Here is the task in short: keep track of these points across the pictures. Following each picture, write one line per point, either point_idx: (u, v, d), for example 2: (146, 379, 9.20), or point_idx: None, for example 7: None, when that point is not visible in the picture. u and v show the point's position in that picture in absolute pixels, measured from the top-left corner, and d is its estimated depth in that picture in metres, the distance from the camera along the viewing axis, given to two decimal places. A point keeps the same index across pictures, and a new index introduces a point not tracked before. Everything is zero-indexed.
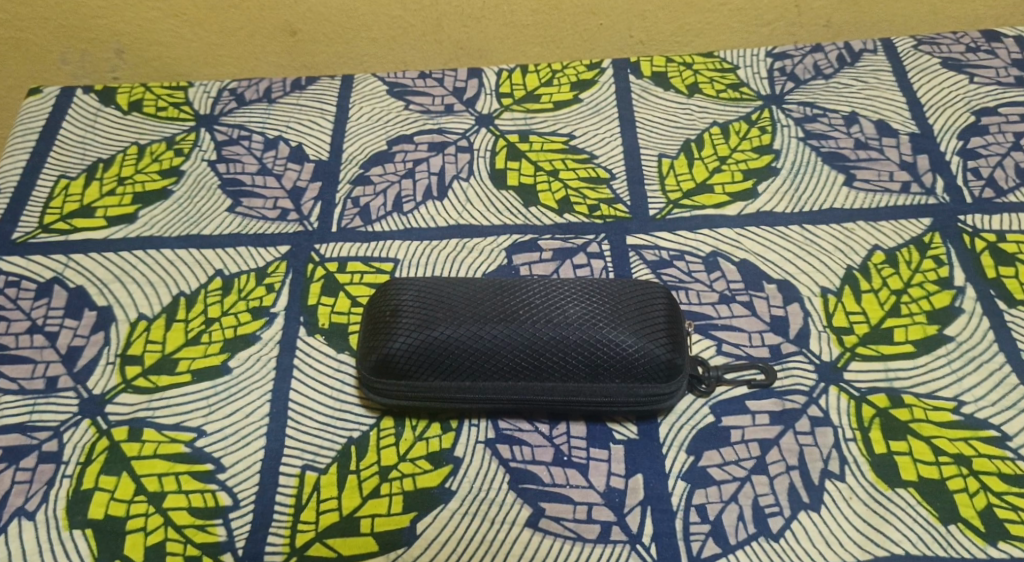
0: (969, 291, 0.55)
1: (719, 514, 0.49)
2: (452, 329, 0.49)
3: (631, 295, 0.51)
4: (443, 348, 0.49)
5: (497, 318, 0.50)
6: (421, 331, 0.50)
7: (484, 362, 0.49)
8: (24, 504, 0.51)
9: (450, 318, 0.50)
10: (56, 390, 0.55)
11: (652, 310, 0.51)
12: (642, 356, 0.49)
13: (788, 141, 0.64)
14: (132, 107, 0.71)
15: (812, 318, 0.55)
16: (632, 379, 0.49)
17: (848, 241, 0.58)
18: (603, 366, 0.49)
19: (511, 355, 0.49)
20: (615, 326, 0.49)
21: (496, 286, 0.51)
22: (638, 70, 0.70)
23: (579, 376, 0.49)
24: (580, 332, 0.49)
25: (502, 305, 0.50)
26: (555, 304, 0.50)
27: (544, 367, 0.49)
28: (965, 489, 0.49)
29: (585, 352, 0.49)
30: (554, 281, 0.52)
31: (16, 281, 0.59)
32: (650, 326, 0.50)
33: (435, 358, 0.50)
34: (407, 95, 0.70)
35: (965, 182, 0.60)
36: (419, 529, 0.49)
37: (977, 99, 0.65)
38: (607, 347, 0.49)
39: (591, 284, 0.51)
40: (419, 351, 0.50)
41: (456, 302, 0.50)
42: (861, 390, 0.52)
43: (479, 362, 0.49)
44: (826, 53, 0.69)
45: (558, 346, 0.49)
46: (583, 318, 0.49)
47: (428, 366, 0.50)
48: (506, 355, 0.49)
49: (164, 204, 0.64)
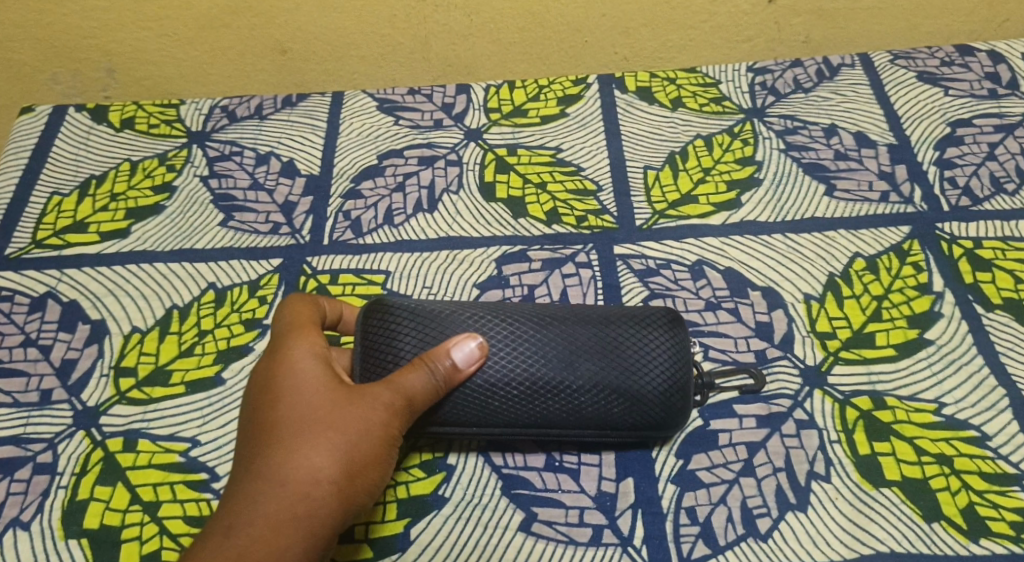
0: (948, 296, 0.57)
1: (709, 515, 0.50)
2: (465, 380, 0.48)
3: (651, 341, 0.50)
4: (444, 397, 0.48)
5: (513, 370, 0.48)
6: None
7: (487, 409, 0.49)
8: (19, 515, 0.51)
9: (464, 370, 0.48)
10: (50, 403, 0.55)
11: (664, 354, 0.50)
12: (656, 412, 0.49)
13: (769, 152, 0.65)
14: (124, 124, 0.71)
15: (796, 324, 0.56)
16: (641, 430, 0.49)
17: (830, 249, 0.59)
18: (613, 418, 0.49)
19: (526, 409, 0.49)
20: (626, 378, 0.49)
21: (511, 327, 0.49)
22: (622, 85, 0.71)
23: (587, 428, 0.49)
24: (598, 388, 0.48)
25: (518, 356, 0.49)
26: (566, 352, 0.49)
27: (549, 417, 0.49)
28: (947, 487, 0.50)
29: (603, 409, 0.49)
30: (571, 320, 0.50)
31: (10, 296, 0.60)
32: (663, 375, 0.49)
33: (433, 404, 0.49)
34: (396, 110, 0.71)
35: (942, 191, 0.62)
36: (414, 536, 0.50)
37: (951, 111, 0.67)
38: (624, 406, 0.49)
39: (610, 327, 0.50)
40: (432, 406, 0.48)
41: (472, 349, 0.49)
42: (845, 393, 0.53)
43: (492, 415, 0.49)
44: (806, 68, 0.71)
45: (575, 402, 0.48)
46: (603, 373, 0.49)
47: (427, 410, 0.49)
48: (521, 408, 0.49)
49: (156, 219, 0.64)
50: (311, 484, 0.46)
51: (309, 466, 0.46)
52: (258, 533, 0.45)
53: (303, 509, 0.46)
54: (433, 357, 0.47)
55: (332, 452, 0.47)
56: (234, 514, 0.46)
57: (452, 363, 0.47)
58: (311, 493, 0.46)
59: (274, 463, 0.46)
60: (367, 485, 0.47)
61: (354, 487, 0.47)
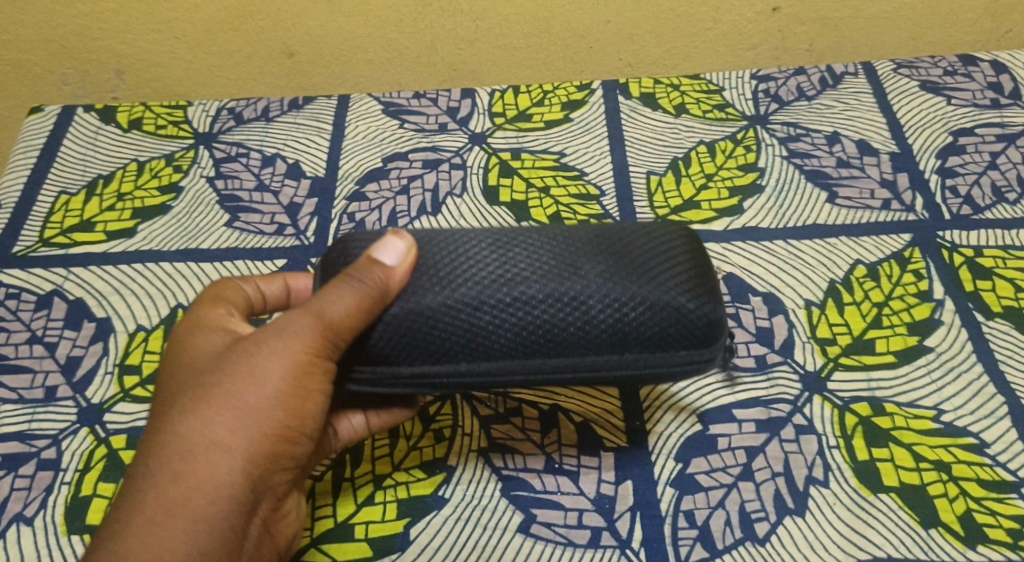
0: (948, 303, 0.57)
1: (707, 519, 0.50)
2: (439, 299, 0.45)
3: (652, 244, 0.48)
4: (433, 322, 0.45)
5: (497, 282, 0.46)
6: (410, 300, 0.46)
7: (494, 337, 0.45)
8: (22, 510, 0.52)
9: (437, 288, 0.46)
10: (55, 399, 0.56)
11: (677, 255, 0.48)
12: (673, 312, 0.46)
13: (772, 159, 0.66)
14: (132, 125, 0.72)
15: (796, 330, 0.56)
16: (659, 343, 0.46)
17: (831, 255, 0.60)
18: (635, 331, 0.46)
19: (520, 331, 0.45)
20: (642, 282, 0.46)
21: (491, 245, 0.47)
22: (627, 91, 0.72)
23: (603, 345, 0.46)
24: (602, 293, 0.46)
25: (501, 268, 0.46)
26: (571, 261, 0.46)
27: (564, 339, 0.46)
28: (945, 494, 0.50)
29: (612, 317, 0.45)
30: (556, 235, 0.48)
31: (16, 294, 0.61)
32: (681, 278, 0.47)
33: (435, 335, 0.45)
34: (402, 114, 0.72)
35: (943, 200, 0.62)
36: (413, 535, 0.50)
37: (954, 120, 0.67)
38: (637, 310, 0.46)
39: (601, 236, 0.48)
40: (402, 331, 0.45)
41: (448, 266, 0.46)
42: (844, 399, 0.53)
43: (482, 340, 0.45)
44: (809, 76, 0.71)
45: (578, 313, 0.45)
46: (603, 277, 0.46)
47: (427, 345, 0.46)
48: (514, 330, 0.45)
49: (162, 219, 0.65)
50: (207, 448, 0.45)
51: (199, 428, 0.45)
52: (152, 510, 0.44)
53: (197, 473, 0.45)
54: (361, 270, 0.45)
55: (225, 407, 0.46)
56: (126, 498, 0.44)
57: (382, 265, 0.45)
58: (213, 455, 0.45)
59: (161, 434, 0.46)
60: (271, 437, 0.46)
61: (259, 441, 0.46)
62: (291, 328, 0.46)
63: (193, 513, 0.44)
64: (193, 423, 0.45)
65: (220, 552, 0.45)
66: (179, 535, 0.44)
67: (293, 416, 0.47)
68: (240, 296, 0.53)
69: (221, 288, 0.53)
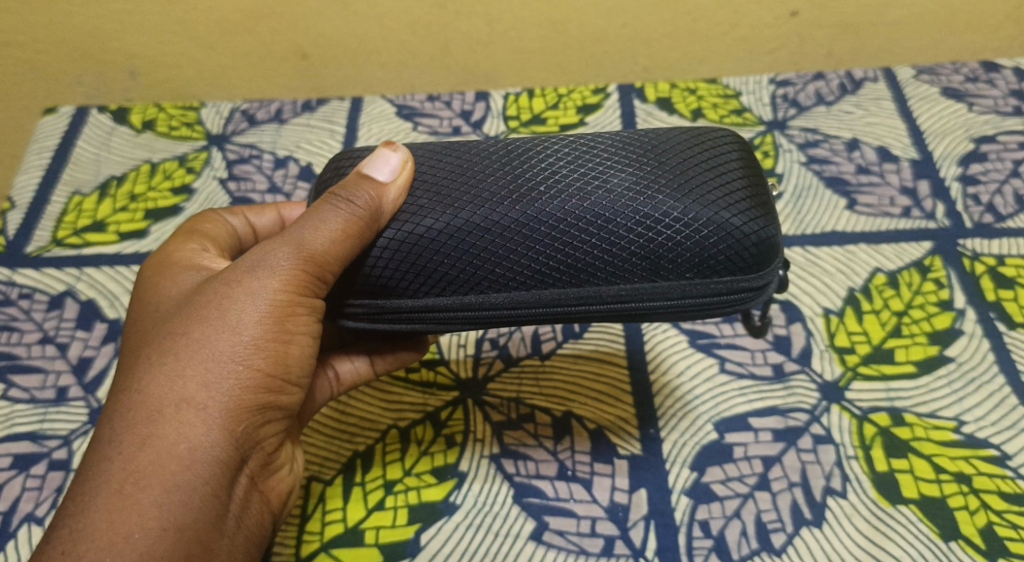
0: (970, 313, 0.56)
1: (722, 529, 0.49)
2: (442, 218, 0.43)
3: (692, 153, 0.44)
4: (440, 245, 0.43)
5: (508, 196, 0.43)
6: (409, 223, 0.44)
7: (509, 261, 0.43)
8: (34, 510, 0.52)
9: (445, 207, 0.43)
10: (67, 400, 0.55)
11: (719, 167, 0.44)
12: (712, 230, 0.42)
13: (790, 165, 0.65)
14: (145, 126, 0.72)
15: (814, 338, 0.56)
16: (694, 268, 0.43)
17: (850, 263, 0.59)
18: (668, 255, 0.42)
19: (534, 254, 0.43)
20: (677, 197, 0.43)
21: (508, 155, 0.45)
22: (642, 96, 0.71)
23: (630, 271, 0.43)
24: (627, 207, 0.43)
25: (515, 181, 0.44)
26: (594, 173, 0.43)
27: (585, 266, 0.43)
28: (966, 506, 0.49)
29: (640, 237, 0.42)
30: (581, 144, 0.45)
31: (30, 294, 0.61)
32: (722, 193, 0.43)
33: (442, 260, 0.43)
34: (416, 117, 0.72)
35: (965, 207, 0.61)
36: (424, 542, 0.50)
37: (975, 127, 0.66)
38: (668, 227, 0.42)
39: (632, 145, 0.45)
40: (403, 256, 0.44)
41: (458, 182, 0.44)
42: (863, 408, 0.53)
43: (494, 266, 0.43)
44: (829, 81, 0.71)
45: (600, 231, 0.42)
46: (630, 189, 0.43)
47: (434, 273, 0.43)
48: (528, 253, 0.43)
49: (174, 220, 0.65)
50: (180, 405, 0.42)
51: (169, 385, 0.42)
52: (122, 478, 0.41)
53: (170, 435, 0.42)
54: (350, 190, 0.44)
55: (197, 361, 0.43)
56: (93, 467, 0.41)
57: (372, 184, 0.43)
58: (188, 410, 0.42)
59: (130, 392, 0.43)
60: (249, 389, 0.44)
61: (236, 395, 0.43)
62: (272, 265, 0.44)
63: (169, 476, 0.41)
64: (163, 378, 0.43)
65: (200, 521, 0.42)
66: (152, 504, 0.41)
67: (273, 365, 0.44)
68: (226, 229, 0.53)
69: (203, 222, 0.53)
